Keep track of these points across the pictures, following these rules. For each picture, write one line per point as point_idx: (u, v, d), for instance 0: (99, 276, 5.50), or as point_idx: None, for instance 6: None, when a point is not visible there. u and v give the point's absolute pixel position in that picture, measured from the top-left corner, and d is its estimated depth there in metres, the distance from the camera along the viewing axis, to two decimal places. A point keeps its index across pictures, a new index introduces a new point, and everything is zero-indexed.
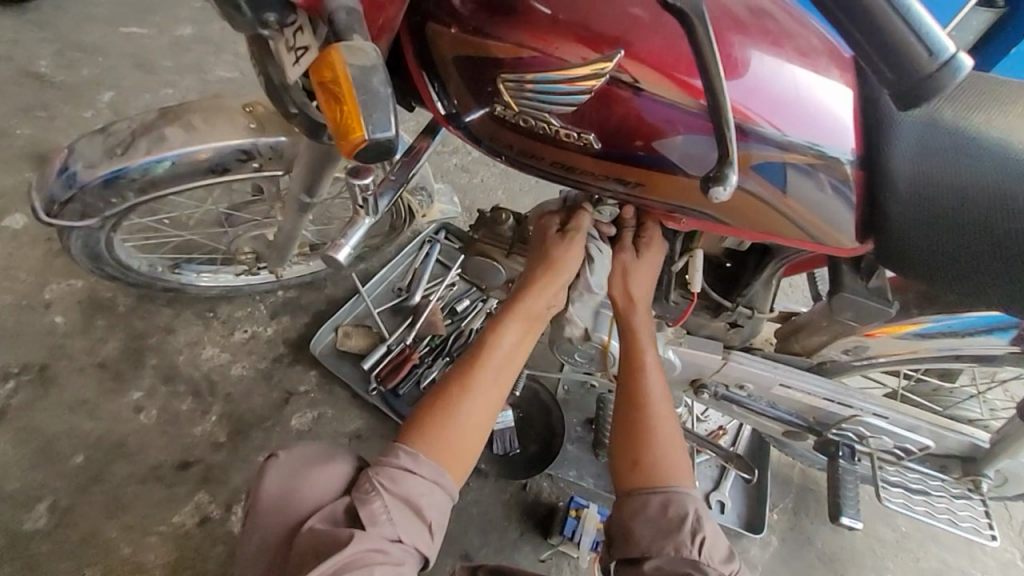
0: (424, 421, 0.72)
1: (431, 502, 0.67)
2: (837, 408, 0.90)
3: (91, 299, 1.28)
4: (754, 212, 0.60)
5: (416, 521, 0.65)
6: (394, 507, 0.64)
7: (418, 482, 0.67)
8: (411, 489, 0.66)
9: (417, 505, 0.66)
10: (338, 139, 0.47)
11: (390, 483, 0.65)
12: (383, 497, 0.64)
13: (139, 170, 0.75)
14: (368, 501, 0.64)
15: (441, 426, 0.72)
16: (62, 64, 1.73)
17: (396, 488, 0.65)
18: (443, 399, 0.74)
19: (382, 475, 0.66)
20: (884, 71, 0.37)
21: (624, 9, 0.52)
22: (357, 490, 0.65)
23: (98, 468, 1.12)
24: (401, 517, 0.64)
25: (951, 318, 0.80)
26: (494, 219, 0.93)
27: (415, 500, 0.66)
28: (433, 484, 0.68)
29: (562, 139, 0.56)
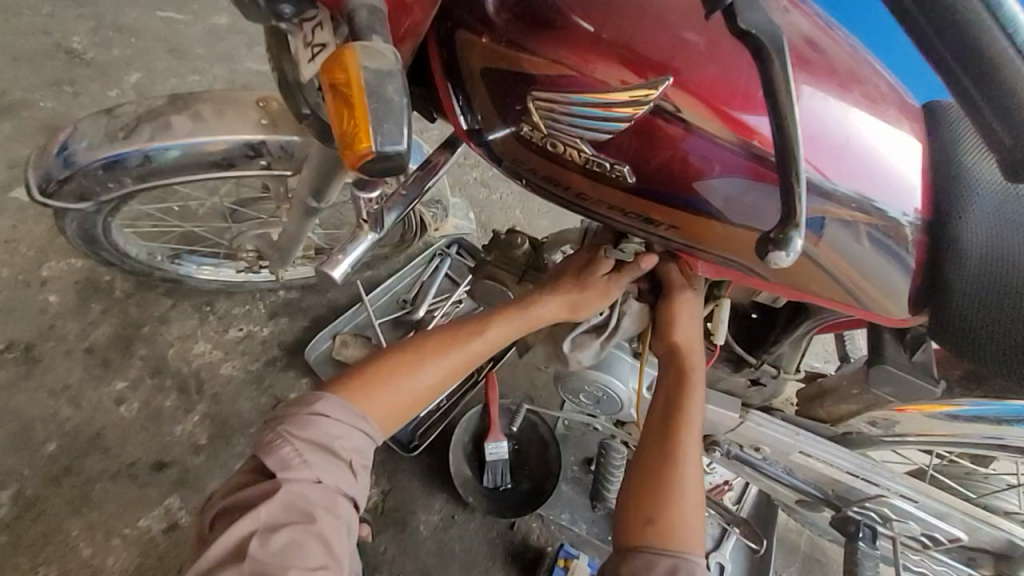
0: (360, 373, 0.67)
1: (346, 444, 0.61)
2: (860, 485, 0.83)
3: (89, 281, 1.25)
4: (795, 268, 0.54)
5: (331, 459, 0.59)
6: (305, 451, 0.58)
7: (330, 426, 0.61)
8: (319, 431, 0.60)
9: (330, 447, 0.59)
10: (342, 149, 0.42)
11: (297, 428, 0.59)
12: (292, 441, 0.58)
13: (141, 157, 0.71)
14: (272, 451, 0.58)
15: (376, 380, 0.66)
16: (95, 42, 1.72)
17: (303, 433, 0.59)
18: (390, 361, 0.68)
19: (290, 421, 0.60)
20: (994, 127, 0.32)
21: (676, 33, 0.47)
22: (258, 444, 0.59)
23: (70, 459, 1.07)
24: (315, 459, 0.58)
25: (999, 405, 0.70)
26: (508, 242, 0.88)
27: (327, 441, 0.60)
28: (351, 426, 0.62)
29: (593, 169, 0.51)
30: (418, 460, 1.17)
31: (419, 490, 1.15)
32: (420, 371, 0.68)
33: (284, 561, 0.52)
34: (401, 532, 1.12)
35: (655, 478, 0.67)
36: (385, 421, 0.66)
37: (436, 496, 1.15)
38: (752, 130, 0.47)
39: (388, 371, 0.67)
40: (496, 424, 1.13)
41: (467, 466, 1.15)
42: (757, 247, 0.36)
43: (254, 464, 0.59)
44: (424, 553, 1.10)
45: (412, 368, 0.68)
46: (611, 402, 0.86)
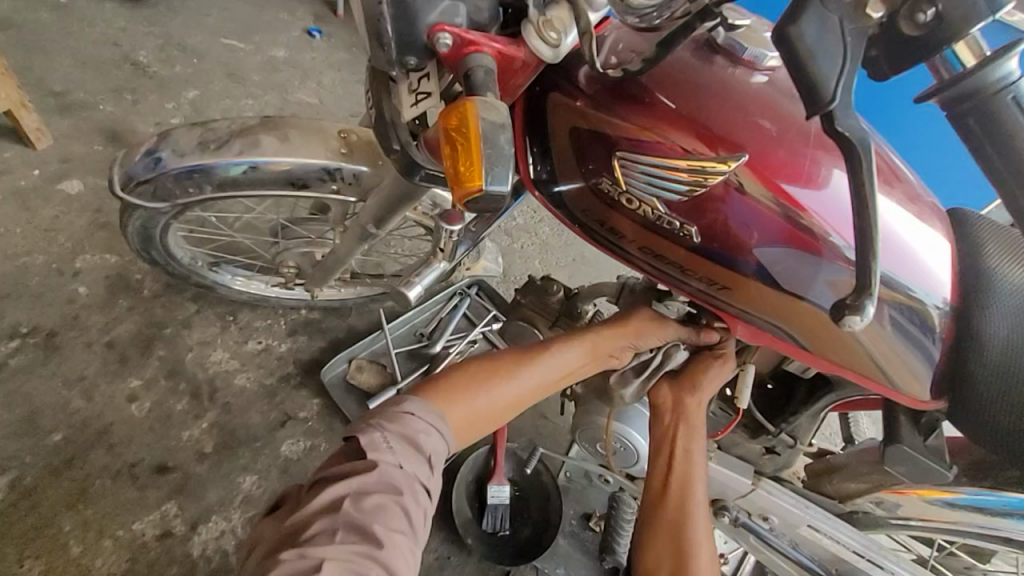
0: (439, 384, 0.71)
1: (429, 440, 0.63)
2: (865, 566, 0.84)
3: (120, 278, 1.27)
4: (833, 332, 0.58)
5: (413, 452, 0.61)
6: (392, 440, 0.60)
7: (418, 424, 0.63)
8: (407, 427, 0.62)
9: (415, 441, 0.61)
10: (451, 184, 0.47)
11: (386, 419, 0.62)
12: (380, 427, 0.61)
13: (224, 169, 0.77)
14: (363, 433, 0.60)
15: (456, 393, 0.70)
16: (160, 58, 1.84)
17: (392, 425, 0.62)
18: (461, 380, 0.72)
19: (380, 416, 0.63)
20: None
21: (750, 117, 0.53)
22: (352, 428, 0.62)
23: (73, 451, 1.06)
24: (400, 446, 0.60)
25: (1002, 497, 0.73)
26: (544, 287, 0.93)
27: (412, 433, 0.62)
28: (433, 425, 0.64)
29: (662, 225, 0.57)
30: None
31: None
32: (493, 393, 0.72)
33: (375, 520, 0.55)
34: None
35: (675, 535, 0.67)
36: (458, 432, 0.69)
37: (434, 535, 1.13)
38: (805, 208, 0.53)
39: (468, 385, 0.72)
40: (501, 466, 1.13)
41: (468, 506, 1.14)
42: (833, 311, 0.40)
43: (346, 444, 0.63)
44: None
45: (484, 387, 0.72)
46: (628, 455, 0.89)
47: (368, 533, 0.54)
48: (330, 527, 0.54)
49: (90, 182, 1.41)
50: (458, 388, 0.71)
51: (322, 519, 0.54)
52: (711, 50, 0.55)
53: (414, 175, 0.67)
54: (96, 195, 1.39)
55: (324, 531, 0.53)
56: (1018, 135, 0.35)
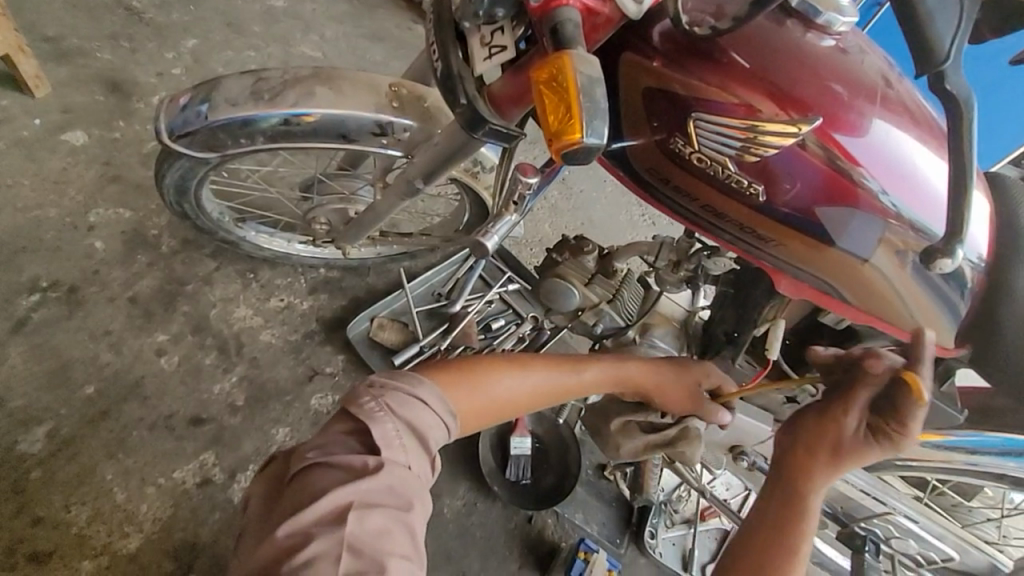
0: (467, 374, 0.75)
1: (434, 437, 0.66)
2: (869, 503, 0.92)
3: (136, 234, 1.26)
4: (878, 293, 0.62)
5: (420, 445, 0.64)
6: (401, 433, 0.63)
7: (427, 414, 0.67)
8: (416, 414, 0.66)
9: (425, 433, 0.65)
10: (547, 138, 0.49)
11: (402, 407, 0.65)
12: (394, 419, 0.63)
13: (275, 120, 0.76)
14: (375, 422, 0.63)
15: (468, 378, 0.75)
16: (154, 3, 1.75)
17: (404, 411, 0.65)
18: (497, 368, 0.78)
19: (391, 397, 0.66)
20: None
21: (822, 81, 0.55)
22: (361, 412, 0.64)
23: (106, 404, 1.07)
24: (410, 443, 0.63)
25: (998, 437, 0.81)
26: (579, 246, 0.96)
27: (423, 429, 0.65)
28: (442, 419, 0.68)
29: (730, 183, 0.59)
30: (447, 447, 1.20)
31: (444, 475, 1.19)
32: (512, 395, 0.77)
33: (378, 542, 0.55)
34: None
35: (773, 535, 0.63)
36: (463, 416, 0.73)
37: (461, 483, 1.18)
38: (867, 167, 0.56)
39: (480, 374, 0.76)
40: (523, 420, 1.20)
41: (492, 456, 1.20)
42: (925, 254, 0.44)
43: (349, 424, 0.64)
44: (446, 535, 1.14)
45: (510, 386, 0.77)
46: None
47: (371, 557, 0.54)
48: (330, 549, 0.53)
49: (95, 133, 1.36)
50: (471, 374, 0.75)
51: (319, 540, 0.53)
52: (783, 12, 0.57)
53: (477, 130, 0.66)
54: (103, 147, 1.34)
55: (324, 554, 0.53)
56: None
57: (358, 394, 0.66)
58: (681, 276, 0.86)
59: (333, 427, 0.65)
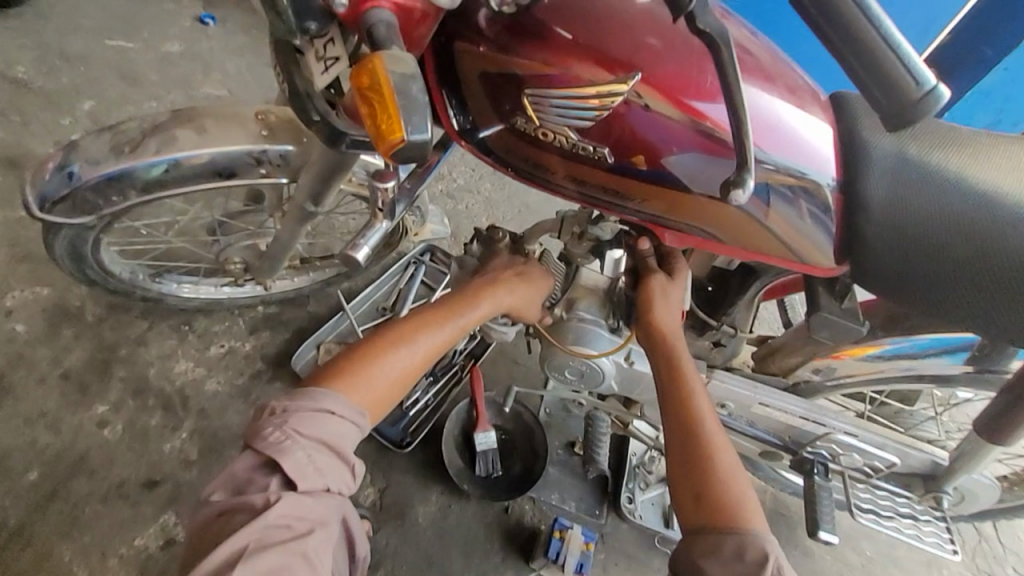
0: (346, 369, 0.79)
1: (347, 442, 0.71)
2: (811, 427, 0.95)
3: (58, 308, 1.23)
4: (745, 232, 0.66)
5: (338, 463, 0.69)
6: (312, 454, 0.67)
7: (335, 424, 0.71)
8: (327, 431, 0.70)
9: (337, 449, 0.70)
10: (376, 141, 0.50)
11: (308, 428, 0.69)
12: (302, 445, 0.67)
13: (144, 170, 0.74)
14: (283, 452, 0.66)
15: (368, 369, 0.79)
16: (42, 71, 1.70)
17: (314, 432, 0.69)
18: (372, 345, 0.82)
19: (298, 420, 0.69)
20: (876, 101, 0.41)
21: (641, 38, 0.57)
22: (268, 444, 0.67)
23: (53, 485, 1.05)
24: (328, 465, 0.68)
25: (913, 341, 0.86)
26: (490, 237, 0.96)
27: (334, 443, 0.70)
28: (353, 421, 0.73)
29: (579, 152, 0.60)
30: (413, 457, 1.21)
31: (414, 485, 1.19)
32: (399, 360, 0.82)
33: None
34: (401, 525, 1.15)
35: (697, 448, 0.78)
36: (368, 402, 0.78)
37: (432, 489, 1.19)
38: (700, 112, 0.58)
39: (371, 360, 0.80)
40: (483, 415, 1.19)
41: (458, 456, 1.21)
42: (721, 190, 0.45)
43: (254, 456, 0.67)
44: (426, 543, 1.14)
45: (390, 353, 0.82)
46: (593, 375, 0.98)
47: None
48: None
49: None
50: (367, 366, 0.79)
51: None
52: None
53: (339, 143, 0.68)
54: (8, 227, 1.30)
55: None
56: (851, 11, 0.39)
57: (262, 425, 0.69)
58: (586, 247, 0.87)
59: (241, 460, 0.68)
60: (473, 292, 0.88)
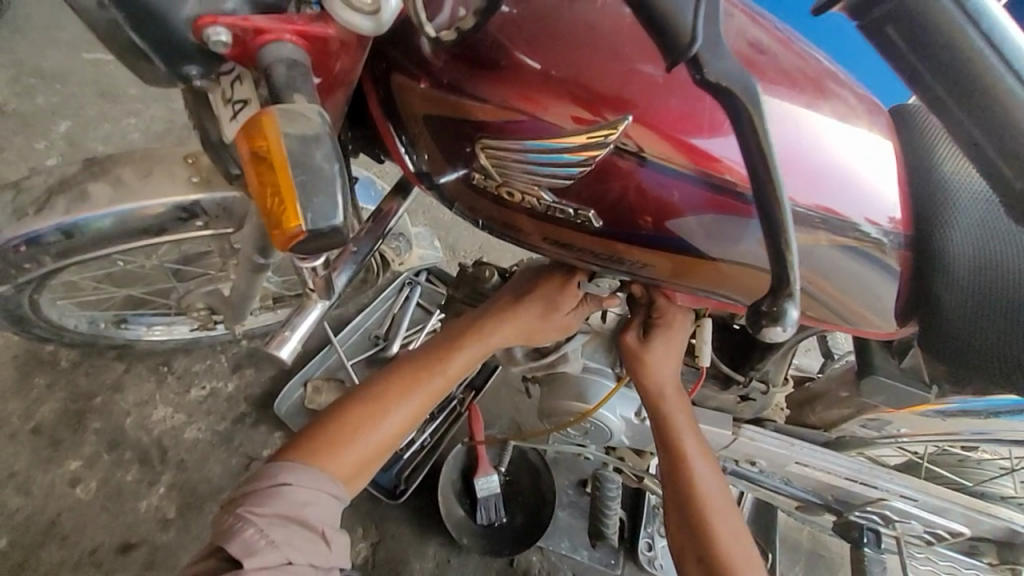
0: (314, 436, 0.64)
1: (316, 512, 0.58)
2: (860, 489, 0.80)
3: (28, 354, 1.15)
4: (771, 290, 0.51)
5: (302, 532, 0.56)
6: (270, 530, 0.54)
7: (296, 496, 0.58)
8: (284, 503, 0.57)
9: (299, 515, 0.57)
10: (272, 226, 0.37)
11: (259, 504, 0.56)
12: (254, 522, 0.54)
13: (56, 234, 0.63)
14: (235, 536, 0.54)
15: (351, 430, 0.65)
16: (16, 91, 1.61)
17: (266, 504, 0.56)
18: (355, 402, 0.67)
19: (251, 499, 0.57)
20: (1003, 172, 0.30)
21: (631, 63, 0.43)
22: (216, 534, 0.55)
23: (23, 554, 0.98)
24: (283, 537, 0.54)
25: (986, 398, 0.70)
26: (476, 275, 0.84)
27: (294, 511, 0.57)
28: (320, 490, 0.60)
29: (555, 215, 0.47)
30: (408, 507, 1.11)
31: (410, 538, 1.09)
32: (382, 420, 0.66)
33: None
34: None
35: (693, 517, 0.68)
36: (346, 474, 0.63)
37: (430, 541, 1.09)
38: (718, 160, 0.44)
39: (348, 420, 0.65)
40: (484, 458, 1.09)
41: (459, 506, 1.10)
42: (753, 322, 0.35)
43: (207, 548, 0.55)
44: None
45: (376, 413, 0.66)
46: (601, 431, 0.85)
47: None
48: None
49: None
50: (348, 431, 0.64)
51: None
52: None
53: None
54: None
55: None
56: (965, 41, 0.27)
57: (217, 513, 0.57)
58: None
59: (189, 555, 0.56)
60: (473, 324, 0.69)
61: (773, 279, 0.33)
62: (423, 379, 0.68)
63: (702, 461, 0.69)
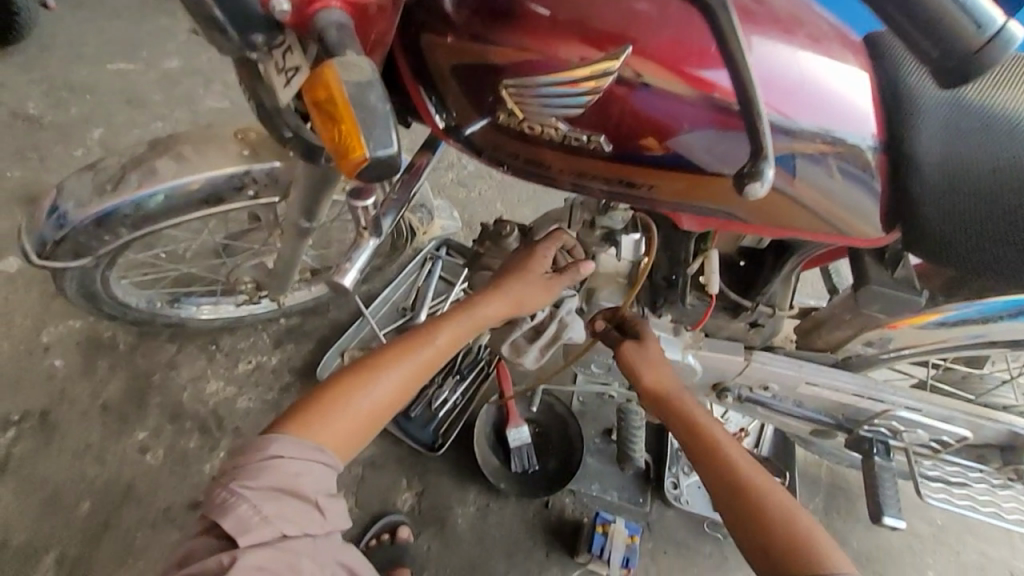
0: (313, 406, 0.72)
1: (311, 481, 0.67)
2: (867, 404, 0.86)
3: (91, 341, 1.25)
4: (769, 204, 0.57)
5: (294, 504, 0.64)
6: (261, 505, 0.62)
7: (288, 467, 0.66)
8: (277, 476, 0.65)
9: (292, 489, 0.65)
10: (337, 159, 0.44)
11: (251, 478, 0.64)
12: (247, 499, 0.62)
13: (130, 206, 0.71)
14: (229, 512, 0.62)
15: (338, 403, 0.73)
16: (51, 104, 1.71)
17: (259, 480, 0.64)
18: (349, 374, 0.75)
19: (245, 471, 0.65)
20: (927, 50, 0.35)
21: (627, 4, 0.50)
22: (214, 506, 0.63)
23: (104, 515, 1.08)
24: (274, 512, 0.62)
25: (982, 304, 0.75)
26: (497, 232, 0.90)
27: (288, 484, 0.65)
28: (312, 461, 0.68)
29: (572, 144, 0.54)
30: (447, 459, 1.19)
31: (450, 487, 1.17)
32: (369, 393, 0.74)
33: None
34: (440, 529, 1.13)
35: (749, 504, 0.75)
36: (335, 442, 0.71)
37: (469, 488, 1.17)
38: (712, 85, 0.50)
39: (341, 392, 0.73)
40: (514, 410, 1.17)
41: (494, 455, 1.18)
42: (737, 183, 0.44)
43: (206, 520, 0.63)
44: (467, 545, 1.12)
45: (371, 382, 0.74)
46: None
47: None
48: None
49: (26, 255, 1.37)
50: (332, 402, 0.72)
51: None
52: None
53: (317, 158, 0.63)
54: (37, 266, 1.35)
55: None
56: None
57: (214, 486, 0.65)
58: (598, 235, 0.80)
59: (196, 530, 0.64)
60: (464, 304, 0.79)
61: (752, 147, 0.44)
62: (415, 355, 0.77)
63: (735, 452, 0.80)
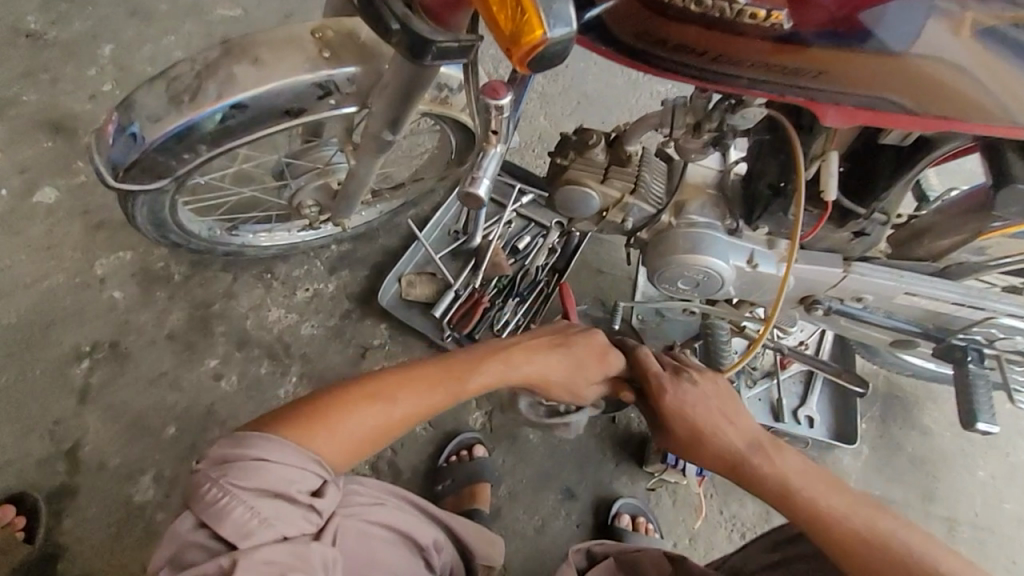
0: (299, 415, 0.69)
1: (301, 487, 0.64)
2: (965, 312, 0.86)
3: (146, 272, 1.23)
4: (935, 86, 0.57)
5: (287, 507, 0.62)
6: (257, 508, 0.60)
7: (275, 472, 0.63)
8: (268, 479, 0.62)
9: (284, 492, 0.63)
10: (505, 45, 0.43)
11: (240, 480, 0.61)
12: (244, 502, 0.60)
13: (208, 121, 0.66)
14: (225, 516, 0.60)
15: (327, 420, 0.69)
16: (51, 18, 1.57)
17: (247, 482, 0.61)
18: (353, 386, 0.74)
19: (234, 472, 0.62)
20: None
21: None
22: (205, 504, 0.61)
23: (189, 440, 1.11)
24: (272, 514, 0.61)
25: None
26: (583, 142, 0.85)
27: (279, 487, 0.63)
28: (305, 468, 0.65)
29: (743, 21, 0.53)
30: None
31: (519, 405, 1.19)
32: (359, 413, 0.71)
33: None
34: (514, 444, 1.16)
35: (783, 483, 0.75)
36: (332, 456, 0.69)
37: None
38: None
39: (342, 408, 0.71)
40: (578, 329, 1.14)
41: None
42: None
43: (197, 519, 0.61)
44: (540, 458, 1.15)
45: (375, 402, 0.73)
46: (711, 283, 0.89)
47: None
48: None
49: (62, 186, 1.32)
50: (330, 412, 0.70)
51: None
52: None
53: (424, 55, 0.55)
54: (76, 197, 1.30)
55: None
56: None
57: (199, 481, 0.62)
58: (705, 140, 0.75)
59: (182, 523, 0.62)
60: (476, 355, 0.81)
61: None
62: (430, 387, 0.77)
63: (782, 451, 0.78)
